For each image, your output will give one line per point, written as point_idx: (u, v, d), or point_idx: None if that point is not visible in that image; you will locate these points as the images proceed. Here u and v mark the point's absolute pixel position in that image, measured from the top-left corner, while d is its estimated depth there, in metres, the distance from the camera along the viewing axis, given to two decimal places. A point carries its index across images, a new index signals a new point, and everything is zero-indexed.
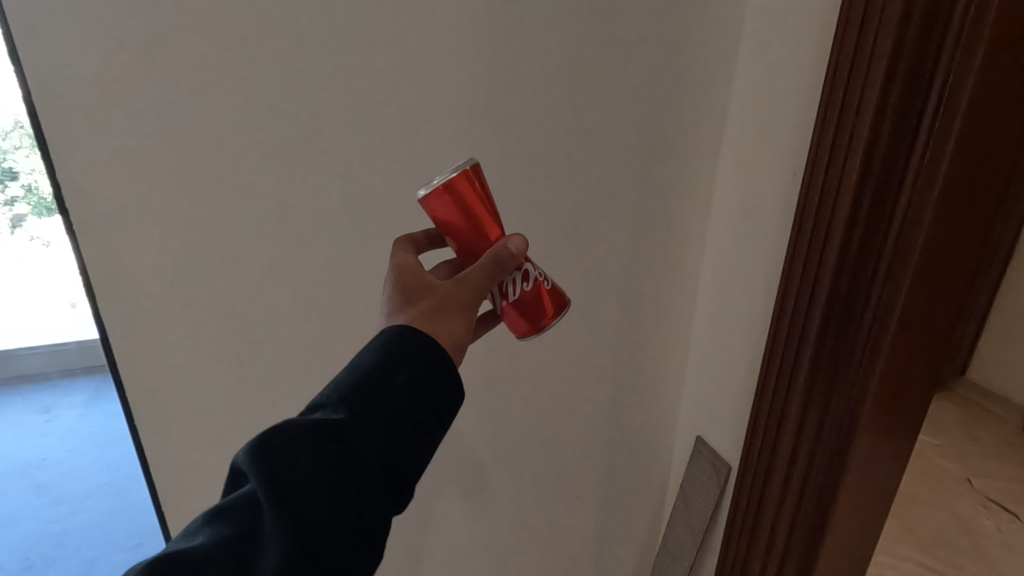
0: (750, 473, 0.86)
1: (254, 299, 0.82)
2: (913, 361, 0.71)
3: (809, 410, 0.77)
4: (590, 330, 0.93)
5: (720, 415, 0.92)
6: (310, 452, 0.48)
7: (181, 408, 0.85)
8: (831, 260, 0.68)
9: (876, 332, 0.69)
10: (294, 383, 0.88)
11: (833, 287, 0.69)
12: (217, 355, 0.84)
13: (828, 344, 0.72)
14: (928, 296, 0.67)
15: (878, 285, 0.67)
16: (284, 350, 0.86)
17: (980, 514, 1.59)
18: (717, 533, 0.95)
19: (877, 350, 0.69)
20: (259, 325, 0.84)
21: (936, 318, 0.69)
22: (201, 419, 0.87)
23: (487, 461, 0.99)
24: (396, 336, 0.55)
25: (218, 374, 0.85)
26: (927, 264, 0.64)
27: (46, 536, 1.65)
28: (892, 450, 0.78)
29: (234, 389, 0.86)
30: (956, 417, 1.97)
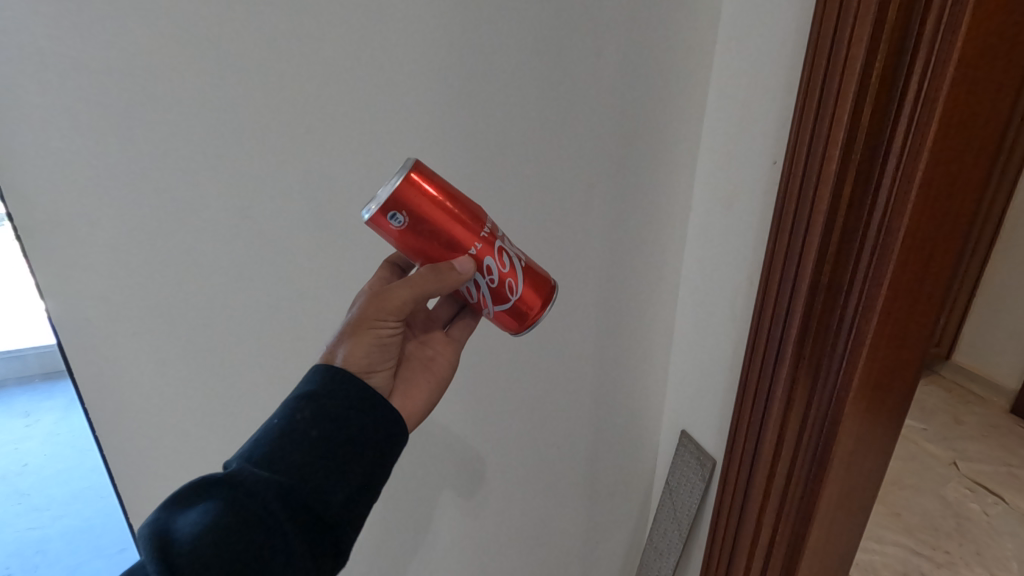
0: (732, 480, 0.82)
1: (221, 302, 0.81)
2: (891, 368, 0.67)
3: (791, 415, 0.72)
4: (568, 327, 0.91)
5: (705, 412, 0.89)
6: (213, 498, 0.48)
7: (159, 415, 0.86)
8: (810, 261, 0.63)
9: (854, 338, 0.64)
10: (266, 384, 0.88)
11: (811, 290, 0.65)
12: (193, 364, 0.84)
13: (808, 350, 0.68)
14: (906, 300, 0.62)
15: (856, 289, 0.62)
16: (256, 351, 0.85)
17: (965, 498, 1.56)
18: (703, 529, 0.93)
19: (855, 358, 0.65)
20: (227, 329, 0.83)
21: (915, 323, 0.65)
22: (182, 427, 0.88)
23: (470, 455, 0.99)
24: (319, 371, 0.56)
25: (189, 378, 0.85)
26: (906, 267, 0.59)
27: (27, 545, 1.56)
28: (871, 456, 0.74)
29: (213, 395, 0.87)
30: (942, 401, 1.97)
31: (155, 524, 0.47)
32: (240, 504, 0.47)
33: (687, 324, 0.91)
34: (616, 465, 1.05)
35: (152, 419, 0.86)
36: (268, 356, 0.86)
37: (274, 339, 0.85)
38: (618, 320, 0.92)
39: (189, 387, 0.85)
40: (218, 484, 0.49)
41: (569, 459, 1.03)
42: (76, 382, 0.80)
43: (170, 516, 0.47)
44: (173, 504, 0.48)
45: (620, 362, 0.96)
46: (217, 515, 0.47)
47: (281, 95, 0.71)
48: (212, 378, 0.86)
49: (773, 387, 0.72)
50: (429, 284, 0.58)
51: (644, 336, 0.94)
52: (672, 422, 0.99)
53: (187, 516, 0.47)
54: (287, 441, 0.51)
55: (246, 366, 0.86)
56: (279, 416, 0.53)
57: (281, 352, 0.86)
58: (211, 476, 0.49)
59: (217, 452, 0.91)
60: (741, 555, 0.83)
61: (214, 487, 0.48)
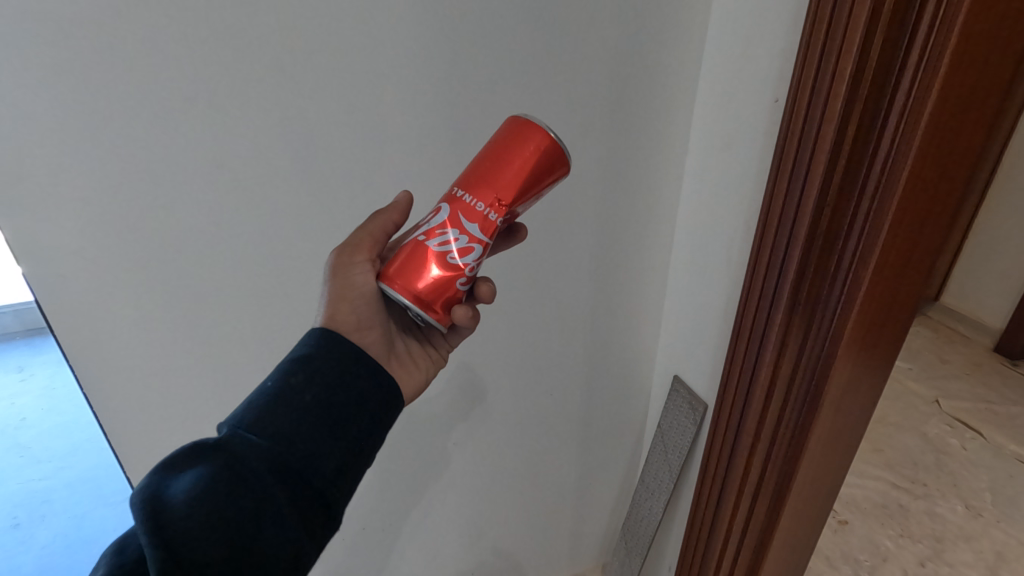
0: (724, 422, 0.84)
1: (205, 256, 0.78)
2: (884, 315, 0.67)
3: (784, 358, 0.73)
4: (561, 277, 0.90)
5: (697, 356, 0.90)
6: (205, 464, 0.47)
7: (148, 370, 0.85)
8: (809, 209, 0.62)
9: (850, 287, 0.63)
10: (257, 336, 0.87)
11: (809, 238, 0.64)
12: (181, 318, 0.82)
13: (803, 298, 0.68)
14: (903, 248, 0.61)
15: (855, 238, 0.61)
16: (242, 304, 0.84)
17: (945, 434, 1.61)
18: (692, 470, 0.95)
19: (850, 307, 0.64)
20: (212, 283, 0.81)
21: (910, 270, 0.65)
22: (169, 380, 0.87)
23: (463, 410, 0.98)
24: (324, 334, 0.55)
25: (176, 334, 0.83)
26: (907, 215, 0.58)
27: (33, 495, 1.61)
28: (859, 400, 0.75)
29: (201, 348, 0.86)
30: (929, 341, 2.00)
31: (145, 491, 0.45)
32: (234, 470, 0.47)
33: (682, 270, 0.91)
34: (608, 410, 1.06)
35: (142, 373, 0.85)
36: (255, 305, 0.85)
37: (260, 289, 0.84)
38: (610, 265, 0.91)
39: (177, 340, 0.84)
40: (210, 450, 0.48)
41: (563, 407, 1.03)
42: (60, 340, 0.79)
43: (161, 481, 0.46)
44: (165, 470, 0.47)
45: (614, 308, 0.95)
46: (210, 480, 0.46)
47: (252, 34, 0.66)
48: (197, 333, 0.84)
49: (768, 330, 0.72)
50: (384, 226, 0.61)
51: (639, 280, 0.94)
52: (664, 366, 1.01)
53: (180, 482, 0.46)
54: (281, 404, 0.51)
55: (233, 317, 0.85)
56: (272, 380, 0.52)
57: (270, 307, 0.86)
58: (202, 443, 0.48)
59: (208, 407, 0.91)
60: (729, 494, 0.86)
61: (209, 453, 0.48)
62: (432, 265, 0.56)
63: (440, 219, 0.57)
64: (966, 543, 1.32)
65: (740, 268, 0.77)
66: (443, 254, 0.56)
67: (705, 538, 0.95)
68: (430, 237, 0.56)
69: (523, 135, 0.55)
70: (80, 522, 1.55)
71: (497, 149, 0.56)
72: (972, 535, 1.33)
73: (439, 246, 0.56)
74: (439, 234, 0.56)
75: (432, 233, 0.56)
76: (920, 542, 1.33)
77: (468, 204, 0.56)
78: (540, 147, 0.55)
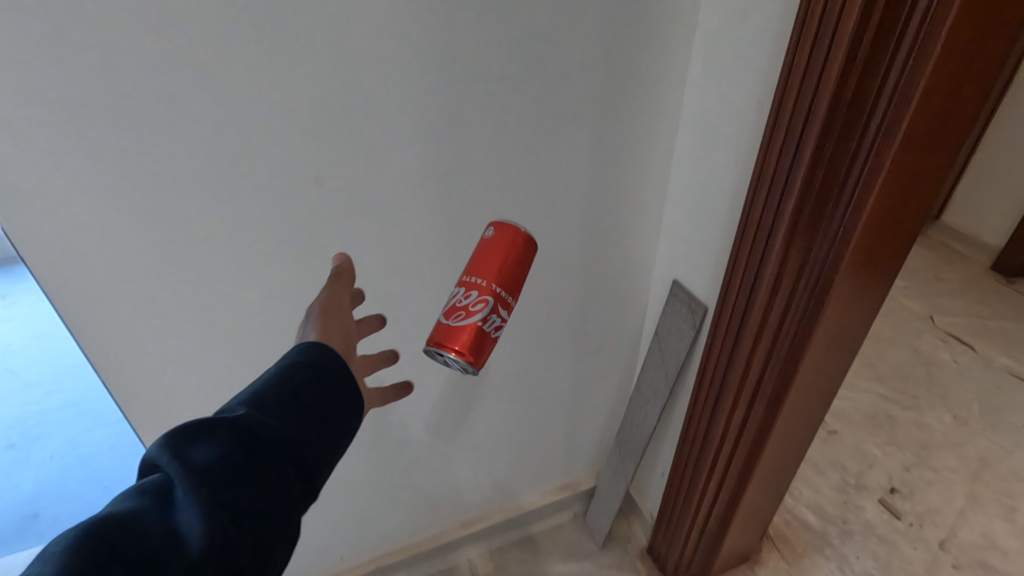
0: (724, 324, 0.82)
1: (177, 194, 0.63)
2: (902, 211, 0.62)
3: (790, 255, 0.69)
4: (561, 181, 0.83)
5: (697, 254, 0.87)
6: (216, 438, 0.44)
7: (121, 339, 0.71)
8: (813, 134, 0.60)
9: (851, 216, 0.62)
10: (238, 289, 0.73)
11: (810, 165, 0.62)
12: (146, 272, 0.67)
13: (801, 226, 0.66)
14: (911, 177, 0.59)
15: (858, 165, 0.59)
16: (226, 251, 0.69)
17: (938, 348, 1.62)
18: (690, 374, 0.94)
19: (850, 235, 0.62)
20: (190, 227, 0.66)
21: (918, 201, 0.62)
22: (123, 333, 0.71)
23: (458, 332, 0.92)
24: (318, 346, 0.55)
25: (155, 291, 0.69)
26: (916, 142, 0.55)
27: (26, 418, 1.62)
28: (865, 305, 0.72)
29: (184, 307, 0.72)
30: (926, 259, 1.97)
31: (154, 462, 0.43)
32: (248, 447, 0.45)
33: (686, 166, 0.85)
34: (605, 319, 1.03)
35: (94, 327, 0.68)
36: (228, 246, 0.69)
37: (229, 223, 0.68)
38: (613, 164, 0.84)
39: (140, 293, 0.68)
40: (218, 426, 0.45)
41: (557, 319, 0.99)
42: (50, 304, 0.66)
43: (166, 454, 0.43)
44: (172, 438, 0.44)
45: (614, 212, 0.90)
46: (227, 453, 0.44)
47: None
48: (178, 289, 0.70)
49: (775, 224, 0.68)
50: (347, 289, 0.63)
51: (642, 178, 0.88)
52: (664, 268, 0.97)
53: (193, 453, 0.43)
54: (290, 395, 0.50)
55: (206, 262, 0.69)
56: (276, 370, 0.51)
57: (253, 252, 0.71)
58: (211, 418, 0.46)
59: (163, 374, 0.76)
60: (724, 405, 0.87)
61: (217, 428, 0.45)
62: (470, 341, 0.68)
63: (468, 301, 0.68)
64: (952, 450, 1.35)
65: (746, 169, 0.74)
66: (475, 328, 0.68)
67: (699, 448, 0.97)
68: (463, 314, 0.68)
69: (504, 231, 0.70)
70: (74, 443, 1.54)
71: (513, 248, 0.70)
72: (959, 442, 1.37)
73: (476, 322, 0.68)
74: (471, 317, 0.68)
75: (465, 308, 0.68)
76: (906, 449, 1.36)
77: (493, 292, 0.69)
78: (522, 237, 0.70)
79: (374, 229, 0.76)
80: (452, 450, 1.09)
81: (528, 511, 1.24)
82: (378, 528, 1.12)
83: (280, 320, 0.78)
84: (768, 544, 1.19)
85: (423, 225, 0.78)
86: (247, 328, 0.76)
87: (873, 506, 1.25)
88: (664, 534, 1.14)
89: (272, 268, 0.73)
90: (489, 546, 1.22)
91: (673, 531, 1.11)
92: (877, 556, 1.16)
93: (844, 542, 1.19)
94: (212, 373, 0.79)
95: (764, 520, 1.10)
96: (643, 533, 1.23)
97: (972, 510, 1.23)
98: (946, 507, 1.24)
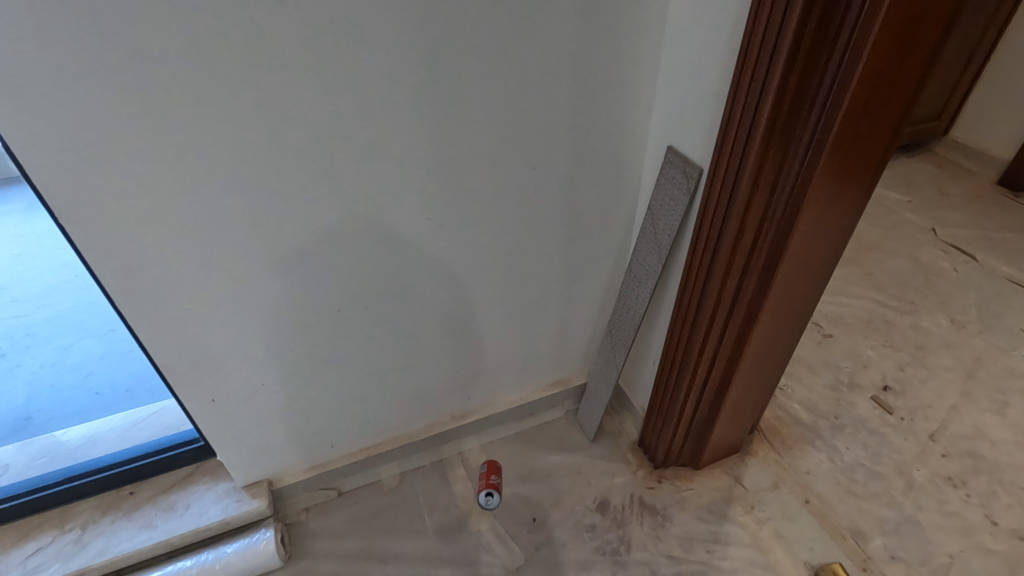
0: (719, 181, 0.79)
1: (117, 13, 0.58)
2: (915, 22, 0.59)
3: (790, 87, 0.66)
4: (551, 35, 0.77)
5: (693, 114, 0.83)
6: None
7: (76, 189, 0.66)
8: (798, 7, 0.61)
9: (837, 89, 0.64)
10: (198, 136, 0.68)
11: (797, 38, 0.63)
12: (102, 100, 0.62)
13: (787, 104, 0.68)
14: (897, 44, 0.60)
15: (846, 33, 0.61)
16: (179, 88, 0.64)
17: (939, 259, 1.59)
18: (683, 244, 0.93)
19: (836, 109, 0.65)
20: (134, 53, 0.60)
21: (902, 74, 0.63)
22: (86, 179, 0.66)
23: (446, 209, 0.88)
24: None
25: (113, 135, 0.64)
26: (903, 2, 0.57)
27: (15, 329, 1.60)
28: (872, 142, 0.70)
29: (144, 155, 0.67)
30: (931, 174, 1.92)
31: None
32: None
33: (684, 16, 0.79)
34: (599, 201, 0.99)
35: (52, 167, 0.64)
36: (188, 80, 0.64)
37: (190, 50, 0.62)
38: (607, 17, 0.78)
39: (101, 129, 0.64)
40: None
41: (548, 197, 0.94)
42: (9, 150, 0.62)
43: None
44: None
45: (608, 76, 0.84)
46: None
47: None
48: (135, 134, 0.65)
49: (776, 52, 0.65)
50: None
51: (639, 37, 0.82)
52: (658, 137, 0.93)
53: None
54: None
55: (167, 98, 0.64)
56: None
57: (213, 91, 0.65)
58: None
59: (143, 235, 0.73)
60: (715, 278, 0.87)
61: None
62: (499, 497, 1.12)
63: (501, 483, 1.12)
64: (947, 351, 1.34)
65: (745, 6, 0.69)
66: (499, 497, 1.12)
67: (688, 330, 0.96)
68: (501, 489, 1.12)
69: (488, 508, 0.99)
70: (65, 352, 1.54)
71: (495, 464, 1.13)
72: (954, 343, 1.36)
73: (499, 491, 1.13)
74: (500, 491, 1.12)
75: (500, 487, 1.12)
76: (902, 350, 1.35)
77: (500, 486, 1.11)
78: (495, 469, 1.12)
79: (348, 75, 0.70)
80: (442, 342, 1.06)
81: (520, 407, 1.24)
82: (368, 420, 1.11)
83: (253, 174, 0.73)
84: (759, 437, 1.19)
85: (401, 71, 0.72)
86: (219, 181, 0.72)
87: (865, 402, 1.25)
88: (654, 425, 1.14)
89: (240, 110, 0.68)
90: (481, 440, 1.23)
91: (663, 420, 1.11)
92: (867, 446, 1.17)
93: (835, 435, 1.19)
94: (184, 235, 0.75)
95: (756, 411, 1.10)
96: (634, 427, 1.24)
97: (965, 405, 1.23)
98: (938, 402, 1.24)
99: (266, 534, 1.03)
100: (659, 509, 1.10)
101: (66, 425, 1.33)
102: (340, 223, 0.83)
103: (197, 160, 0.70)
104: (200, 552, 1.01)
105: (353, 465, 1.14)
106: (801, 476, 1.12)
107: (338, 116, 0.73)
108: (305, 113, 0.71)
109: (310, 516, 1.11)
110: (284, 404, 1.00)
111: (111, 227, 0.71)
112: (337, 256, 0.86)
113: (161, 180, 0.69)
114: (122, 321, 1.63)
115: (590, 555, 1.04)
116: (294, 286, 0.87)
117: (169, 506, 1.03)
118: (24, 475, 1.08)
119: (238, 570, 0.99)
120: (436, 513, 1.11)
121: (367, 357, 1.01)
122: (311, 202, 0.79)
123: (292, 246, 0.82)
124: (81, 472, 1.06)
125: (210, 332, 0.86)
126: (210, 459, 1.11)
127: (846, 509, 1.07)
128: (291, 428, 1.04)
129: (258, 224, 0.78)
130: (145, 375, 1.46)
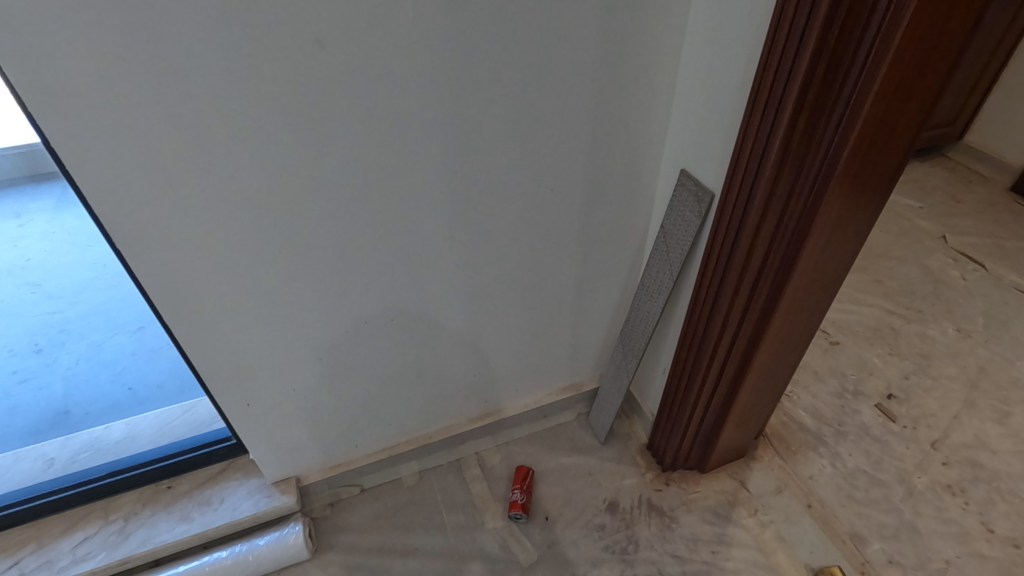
0: (731, 205, 0.83)
1: (171, 58, 0.63)
2: (919, 69, 0.62)
3: (798, 124, 0.71)
4: (570, 66, 0.81)
5: (706, 141, 0.87)
6: None
7: (131, 213, 0.72)
8: (808, 54, 0.65)
9: (844, 127, 0.68)
10: (242, 165, 0.73)
11: (806, 82, 0.67)
12: (157, 133, 0.67)
13: (795, 143, 0.72)
14: (901, 87, 0.64)
15: (853, 77, 0.64)
16: (225, 123, 0.69)
17: (947, 267, 1.61)
18: (695, 261, 0.97)
19: (842, 146, 0.69)
20: (185, 93, 0.66)
21: (905, 114, 0.67)
22: (140, 203, 0.72)
23: (466, 226, 0.93)
24: None
25: (165, 166, 0.70)
26: (907, 53, 0.60)
27: (50, 325, 1.68)
28: (878, 174, 0.73)
29: (191, 182, 0.72)
30: (943, 180, 1.93)
31: None
32: None
33: (699, 46, 0.83)
34: (614, 217, 1.03)
35: (112, 194, 0.70)
36: (230, 109, 0.68)
37: (234, 81, 0.67)
38: (626, 48, 0.82)
39: (156, 160, 0.69)
40: None
41: (564, 214, 0.99)
42: (74, 179, 0.68)
43: None
44: None
45: (625, 102, 0.88)
46: None
47: None
48: (184, 165, 0.71)
49: (787, 92, 0.69)
50: None
51: (655, 65, 0.85)
52: (672, 159, 0.97)
53: None
54: None
55: (214, 131, 0.69)
56: None
57: (255, 125, 0.71)
58: None
59: (190, 252, 0.78)
60: (725, 295, 0.91)
61: None
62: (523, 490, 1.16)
63: (520, 489, 1.16)
64: (952, 360, 1.37)
65: (758, 42, 0.72)
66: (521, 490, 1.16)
67: (699, 343, 1.01)
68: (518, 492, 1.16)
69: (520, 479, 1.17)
70: (98, 349, 1.61)
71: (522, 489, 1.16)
72: (959, 352, 1.39)
73: (518, 496, 1.15)
74: (518, 491, 1.16)
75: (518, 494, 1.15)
76: (907, 358, 1.38)
77: (519, 492, 1.16)
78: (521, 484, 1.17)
79: (379, 108, 0.75)
80: (460, 351, 1.11)
81: (534, 410, 1.30)
82: (389, 422, 1.17)
83: (288, 196, 0.78)
84: (764, 442, 1.24)
85: (427, 101, 0.77)
86: (257, 203, 0.77)
87: (869, 410, 1.29)
88: (663, 430, 1.19)
89: (280, 142, 0.73)
90: (497, 440, 1.29)
91: (672, 426, 1.16)
92: (869, 453, 1.21)
93: (839, 442, 1.23)
94: (224, 253, 0.80)
95: (762, 418, 1.14)
96: (643, 431, 1.29)
97: (967, 414, 1.27)
98: (941, 411, 1.27)
99: (295, 528, 1.09)
100: (666, 510, 1.15)
101: (103, 420, 1.40)
102: (368, 241, 0.88)
103: (238, 185, 0.75)
104: (233, 544, 1.08)
105: (376, 463, 1.21)
106: (804, 481, 1.17)
107: (368, 142, 0.77)
108: (337, 141, 0.76)
109: (334, 511, 1.18)
110: (313, 407, 1.06)
111: (160, 249, 0.77)
112: (363, 271, 0.91)
113: (205, 203, 0.75)
114: (151, 319, 1.70)
115: (600, 553, 1.10)
116: (323, 299, 0.92)
117: (205, 500, 1.10)
118: (70, 468, 1.15)
119: (270, 560, 1.06)
120: (454, 509, 1.17)
121: (389, 363, 1.07)
122: (341, 222, 0.84)
123: (324, 262, 0.88)
124: (123, 466, 1.13)
125: (245, 340, 0.91)
126: (241, 456, 1.17)
127: (847, 513, 1.11)
128: (317, 429, 1.10)
129: (292, 244, 0.83)
130: (176, 372, 1.52)
